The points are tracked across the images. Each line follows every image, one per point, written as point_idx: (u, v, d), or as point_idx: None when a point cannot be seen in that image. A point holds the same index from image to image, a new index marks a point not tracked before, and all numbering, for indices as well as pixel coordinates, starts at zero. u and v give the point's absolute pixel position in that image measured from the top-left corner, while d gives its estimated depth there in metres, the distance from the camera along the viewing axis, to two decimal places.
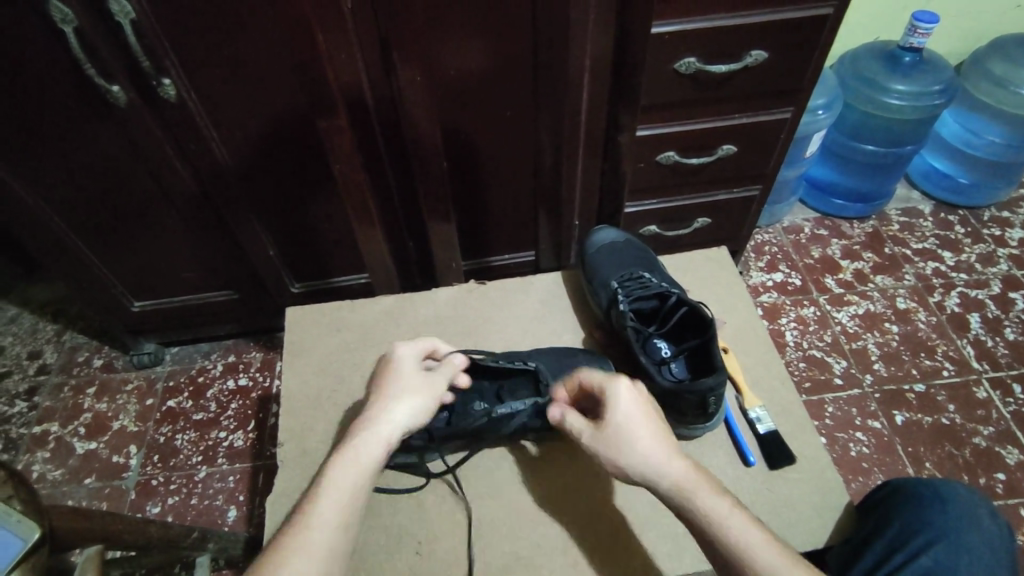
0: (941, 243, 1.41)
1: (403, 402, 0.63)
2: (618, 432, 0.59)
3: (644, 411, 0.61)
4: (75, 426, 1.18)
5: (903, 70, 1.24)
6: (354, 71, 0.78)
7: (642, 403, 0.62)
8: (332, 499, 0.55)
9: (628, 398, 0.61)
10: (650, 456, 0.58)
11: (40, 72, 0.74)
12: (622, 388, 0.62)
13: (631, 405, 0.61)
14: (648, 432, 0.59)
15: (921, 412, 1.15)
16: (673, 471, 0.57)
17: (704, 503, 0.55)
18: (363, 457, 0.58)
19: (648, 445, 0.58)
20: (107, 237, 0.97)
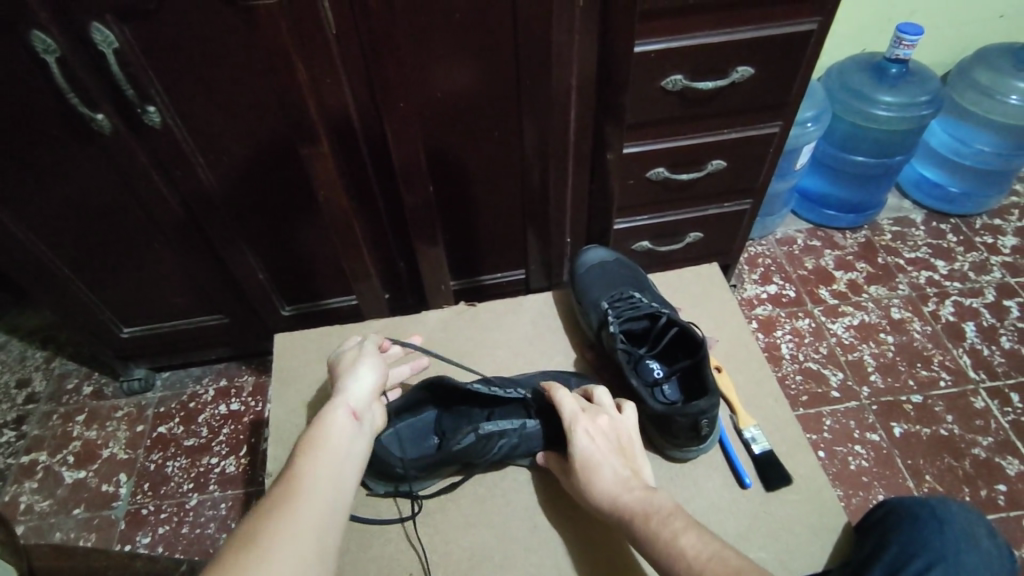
0: (934, 252, 1.41)
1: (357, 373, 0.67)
2: (582, 471, 0.61)
3: (610, 445, 0.62)
4: (64, 455, 1.16)
5: (890, 81, 1.24)
6: (340, 94, 0.77)
7: (605, 440, 0.63)
8: (314, 459, 0.54)
9: (587, 436, 0.62)
10: (610, 491, 0.58)
11: (22, 102, 0.73)
12: (580, 425, 0.63)
13: (591, 442, 0.62)
14: (607, 466, 0.60)
15: (919, 424, 1.14)
16: (630, 502, 0.57)
17: (650, 529, 0.54)
18: (333, 419, 0.59)
19: (609, 481, 0.59)
20: (94, 264, 0.97)
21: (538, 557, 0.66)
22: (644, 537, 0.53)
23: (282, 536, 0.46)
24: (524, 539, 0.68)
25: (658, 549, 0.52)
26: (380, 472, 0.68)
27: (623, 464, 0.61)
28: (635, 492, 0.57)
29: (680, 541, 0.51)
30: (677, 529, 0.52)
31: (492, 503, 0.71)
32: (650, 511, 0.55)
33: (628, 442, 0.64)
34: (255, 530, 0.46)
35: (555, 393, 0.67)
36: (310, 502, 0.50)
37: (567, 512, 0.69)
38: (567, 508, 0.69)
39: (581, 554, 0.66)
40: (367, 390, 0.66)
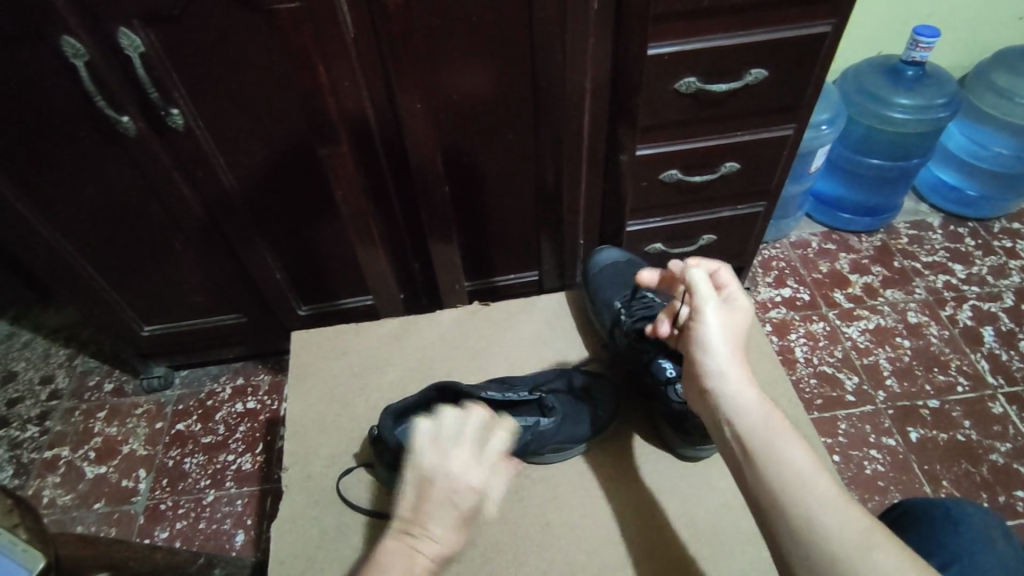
0: (951, 255, 1.39)
1: (455, 484, 0.56)
2: (728, 327, 0.58)
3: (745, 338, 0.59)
4: (85, 451, 1.19)
5: (907, 84, 1.23)
6: (358, 97, 0.79)
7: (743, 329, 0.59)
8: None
9: (732, 316, 0.59)
10: (738, 379, 0.54)
11: (50, 105, 0.76)
12: (738, 309, 0.60)
13: (734, 324, 0.58)
14: (737, 360, 0.55)
15: (936, 429, 1.13)
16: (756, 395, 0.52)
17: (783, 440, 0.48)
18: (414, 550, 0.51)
19: (736, 366, 0.55)
20: (117, 263, 0.99)
21: (549, 556, 0.66)
22: (775, 439, 0.48)
23: None
24: (537, 535, 0.67)
25: (785, 472, 0.46)
26: (393, 464, 0.68)
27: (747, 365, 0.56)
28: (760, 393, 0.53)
29: (818, 474, 0.46)
30: (810, 464, 0.47)
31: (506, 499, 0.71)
32: (774, 420, 0.50)
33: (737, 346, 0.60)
34: None
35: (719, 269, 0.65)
36: None
37: (579, 509, 0.69)
38: (580, 506, 0.69)
39: (594, 552, 0.65)
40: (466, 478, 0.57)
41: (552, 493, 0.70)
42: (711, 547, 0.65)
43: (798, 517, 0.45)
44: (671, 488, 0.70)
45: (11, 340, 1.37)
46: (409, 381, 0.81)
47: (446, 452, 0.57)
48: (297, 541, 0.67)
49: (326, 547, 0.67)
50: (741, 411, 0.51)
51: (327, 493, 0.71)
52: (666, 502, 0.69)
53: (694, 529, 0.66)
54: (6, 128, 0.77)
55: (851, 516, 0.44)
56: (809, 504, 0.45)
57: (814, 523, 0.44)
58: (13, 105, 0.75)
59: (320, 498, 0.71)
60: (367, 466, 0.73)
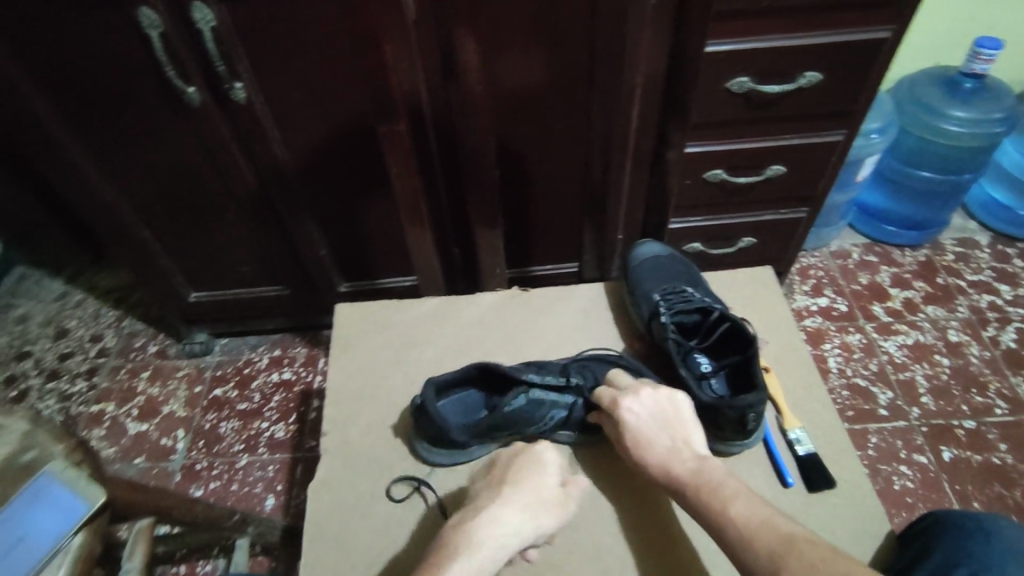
0: (999, 276, 1.36)
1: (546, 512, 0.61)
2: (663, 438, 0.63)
3: (656, 416, 0.65)
4: (129, 408, 1.24)
5: (963, 96, 1.20)
6: (413, 81, 0.81)
7: (652, 407, 0.66)
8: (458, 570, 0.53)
9: (631, 412, 0.66)
10: (665, 463, 0.61)
11: (124, 72, 0.79)
12: (624, 403, 0.66)
13: (640, 416, 0.65)
14: (659, 443, 0.63)
15: (970, 450, 1.11)
16: (685, 470, 0.60)
17: (718, 499, 0.56)
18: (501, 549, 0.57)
19: (660, 451, 0.62)
20: (172, 229, 1.03)
21: (576, 538, 0.66)
22: (712, 506, 0.56)
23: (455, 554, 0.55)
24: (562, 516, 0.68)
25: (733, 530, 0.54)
26: (429, 433, 0.70)
27: (672, 435, 0.63)
28: (688, 462, 0.60)
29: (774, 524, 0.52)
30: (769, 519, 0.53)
31: None
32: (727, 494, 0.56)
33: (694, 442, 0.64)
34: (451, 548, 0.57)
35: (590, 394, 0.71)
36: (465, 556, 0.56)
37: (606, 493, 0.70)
38: (607, 491, 0.70)
39: (621, 537, 0.66)
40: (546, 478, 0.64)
41: (580, 477, 0.71)
42: None
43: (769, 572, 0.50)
44: None
45: (65, 298, 1.44)
46: (445, 359, 0.83)
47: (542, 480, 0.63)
48: (331, 503, 0.70)
49: (359, 510, 0.69)
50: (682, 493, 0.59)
51: (362, 460, 0.73)
52: None
53: None
54: (82, 92, 0.81)
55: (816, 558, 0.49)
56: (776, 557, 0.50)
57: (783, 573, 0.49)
58: (90, 71, 0.79)
59: (355, 464, 0.73)
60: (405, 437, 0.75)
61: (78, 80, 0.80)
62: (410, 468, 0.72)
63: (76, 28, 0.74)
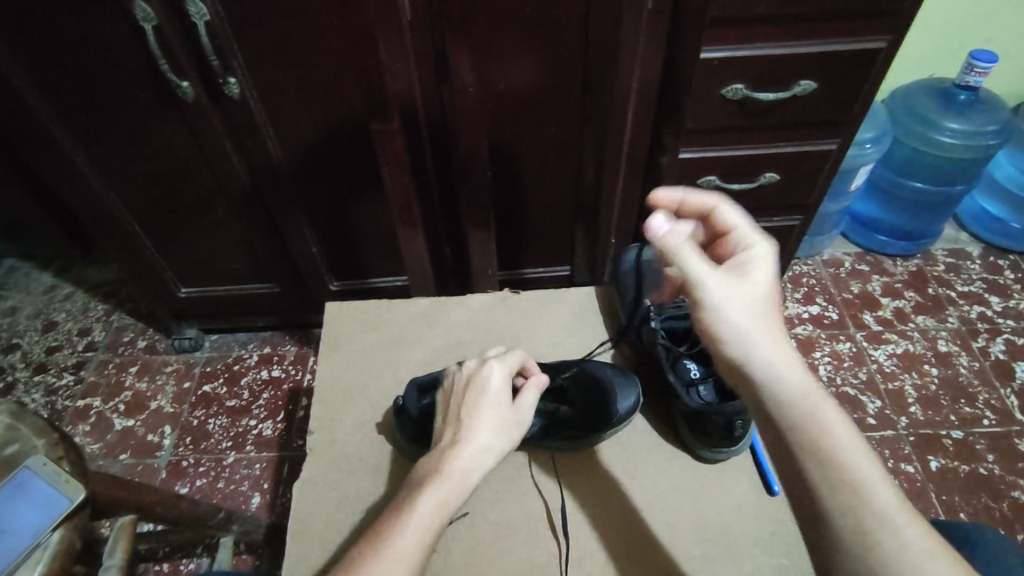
0: (989, 287, 1.37)
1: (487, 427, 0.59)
2: (757, 301, 0.49)
3: (775, 284, 0.51)
4: (116, 403, 1.23)
5: (957, 108, 1.21)
6: (409, 80, 0.81)
7: (777, 272, 0.52)
8: (406, 525, 0.51)
9: (767, 263, 0.52)
10: (772, 339, 0.47)
11: (117, 65, 0.79)
12: (766, 252, 0.53)
13: (771, 269, 0.52)
14: (770, 313, 0.49)
15: (957, 460, 1.11)
16: (795, 365, 0.46)
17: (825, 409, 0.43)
18: (449, 481, 0.55)
19: (763, 322, 0.48)
20: (163, 223, 1.02)
21: (560, 542, 0.66)
22: (811, 406, 0.43)
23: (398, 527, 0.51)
24: (548, 520, 0.68)
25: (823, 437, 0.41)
26: (412, 433, 0.70)
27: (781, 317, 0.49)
28: (800, 355, 0.46)
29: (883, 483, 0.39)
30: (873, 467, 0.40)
31: (522, 482, 0.71)
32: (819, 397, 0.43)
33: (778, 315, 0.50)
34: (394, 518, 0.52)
35: (721, 204, 0.55)
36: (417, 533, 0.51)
37: (592, 497, 0.69)
38: (594, 495, 0.69)
39: (605, 542, 0.66)
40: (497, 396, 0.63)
41: (568, 480, 0.71)
42: (721, 547, 0.65)
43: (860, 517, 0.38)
44: (686, 487, 0.70)
45: (54, 291, 1.43)
46: (435, 360, 0.82)
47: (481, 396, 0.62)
48: (316, 502, 0.69)
49: (344, 511, 0.69)
50: (769, 371, 0.45)
51: (349, 460, 0.73)
52: (679, 500, 0.69)
53: (705, 529, 0.66)
54: (72, 84, 0.81)
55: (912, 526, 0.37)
56: (880, 513, 0.38)
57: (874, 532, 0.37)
58: (81, 62, 0.78)
59: (342, 464, 0.73)
60: (392, 438, 0.74)
61: (69, 71, 0.79)
62: (395, 469, 0.72)
63: (68, 19, 0.74)
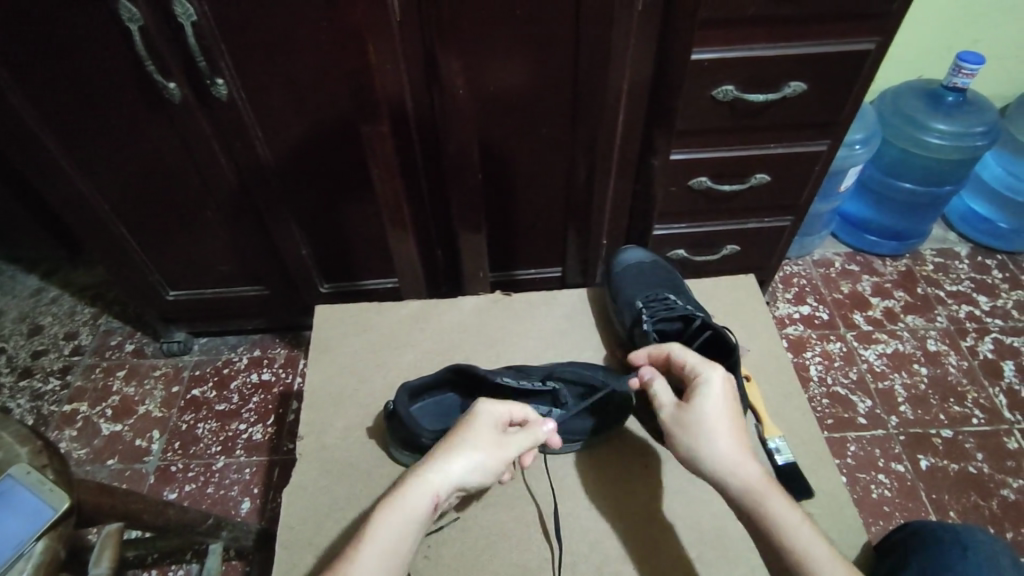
0: (977, 287, 1.38)
1: (461, 459, 0.58)
2: (716, 424, 0.59)
3: (733, 401, 0.61)
4: (103, 407, 1.21)
5: (946, 109, 1.22)
6: (398, 81, 0.80)
7: (733, 393, 0.62)
8: (372, 546, 0.53)
9: (718, 386, 0.61)
10: (736, 461, 0.57)
11: (102, 66, 0.77)
12: (717, 375, 0.62)
13: (724, 394, 0.61)
14: (728, 429, 0.59)
15: (947, 459, 1.12)
16: (759, 483, 0.56)
17: (789, 524, 0.53)
18: (413, 505, 0.55)
19: (727, 443, 0.58)
20: (150, 226, 1.01)
21: (554, 546, 0.66)
22: (781, 528, 0.53)
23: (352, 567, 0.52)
24: (542, 525, 0.67)
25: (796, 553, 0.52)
26: (403, 438, 0.69)
27: (742, 430, 0.60)
28: (761, 470, 0.56)
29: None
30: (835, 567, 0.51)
31: (514, 486, 0.70)
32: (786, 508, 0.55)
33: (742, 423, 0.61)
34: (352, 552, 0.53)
35: (675, 351, 0.67)
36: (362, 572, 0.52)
37: (585, 501, 0.69)
38: (587, 499, 0.69)
39: (600, 545, 0.66)
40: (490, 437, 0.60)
41: (561, 484, 0.71)
42: (715, 550, 0.65)
43: None
44: (679, 490, 0.70)
45: (40, 295, 1.41)
46: (426, 363, 0.82)
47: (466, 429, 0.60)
48: (306, 508, 0.69)
49: (334, 516, 0.68)
50: (742, 499, 0.56)
51: (340, 466, 0.72)
52: (672, 503, 0.69)
53: (698, 532, 0.66)
54: (57, 86, 0.80)
55: None
56: None
57: None
58: (66, 63, 0.77)
59: (333, 469, 0.72)
60: (383, 442, 0.74)
61: (54, 73, 0.78)
62: (388, 474, 0.71)
63: (52, 20, 0.73)
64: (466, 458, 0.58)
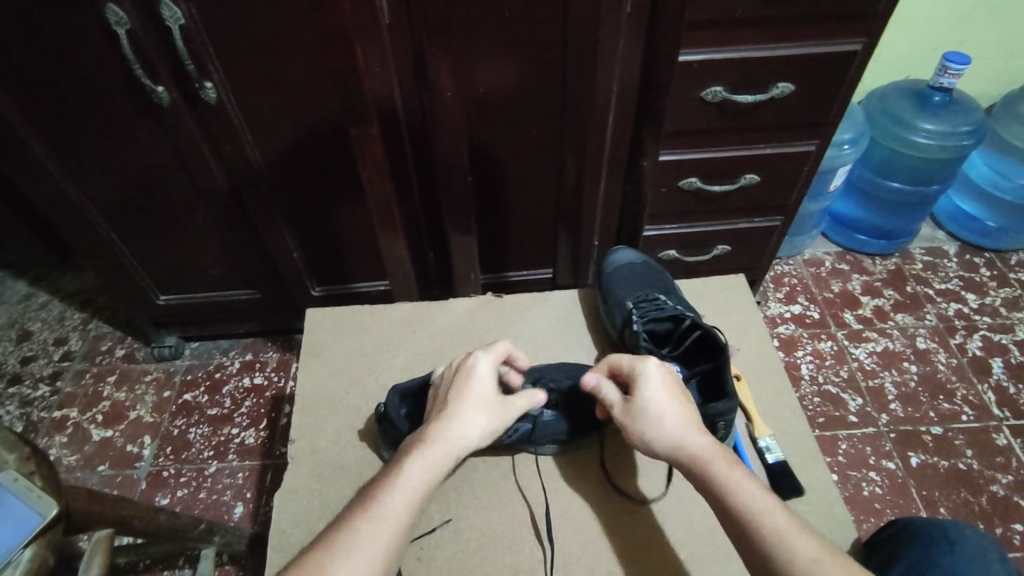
0: (965, 284, 1.39)
1: (472, 419, 0.62)
2: (659, 404, 0.61)
3: (672, 384, 0.64)
4: (94, 413, 1.21)
5: (932, 109, 1.23)
6: (388, 83, 0.80)
7: (671, 381, 0.65)
8: (402, 495, 0.55)
9: (657, 375, 0.64)
10: (681, 435, 0.59)
11: (90, 69, 0.77)
12: (651, 365, 0.65)
13: (663, 382, 0.64)
14: (676, 410, 0.61)
15: (938, 456, 1.13)
16: (704, 449, 0.58)
17: (732, 480, 0.55)
18: (431, 472, 0.57)
19: (674, 422, 0.60)
20: (139, 230, 1.00)
21: (547, 547, 0.66)
22: (724, 484, 0.55)
23: (359, 536, 0.52)
24: (535, 526, 0.67)
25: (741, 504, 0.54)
26: (394, 440, 0.70)
27: (690, 411, 0.63)
28: (704, 436, 0.59)
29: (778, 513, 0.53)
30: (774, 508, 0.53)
31: (506, 488, 0.70)
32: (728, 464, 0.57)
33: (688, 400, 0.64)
34: (349, 526, 0.53)
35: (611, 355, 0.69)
36: (374, 544, 0.52)
37: (576, 502, 0.69)
38: (579, 499, 0.69)
39: (591, 545, 0.66)
40: (490, 396, 0.64)
41: (553, 485, 0.71)
42: (705, 549, 0.65)
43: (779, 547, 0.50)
44: (670, 490, 0.70)
45: (29, 300, 1.40)
46: (418, 366, 0.82)
47: (470, 393, 0.64)
48: (298, 513, 0.68)
49: (326, 520, 0.68)
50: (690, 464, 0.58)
51: (332, 469, 0.72)
52: (664, 502, 0.69)
53: (689, 531, 0.67)
54: (44, 90, 0.79)
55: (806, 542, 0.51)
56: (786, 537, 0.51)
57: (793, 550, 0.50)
58: (53, 67, 0.77)
59: (325, 473, 0.72)
60: (375, 444, 0.74)
61: (42, 76, 0.78)
62: (380, 477, 0.71)
63: (38, 23, 0.72)
64: (471, 425, 0.61)
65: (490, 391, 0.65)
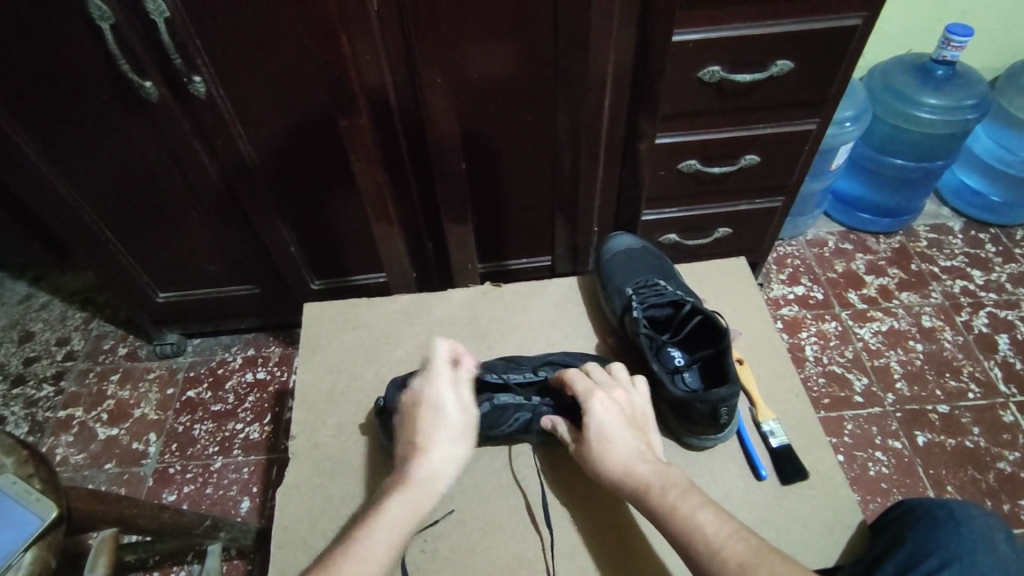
0: (970, 261, 1.37)
1: (449, 438, 0.61)
2: (606, 433, 0.62)
3: (619, 411, 0.64)
4: (98, 412, 1.21)
5: (936, 83, 1.20)
6: (379, 71, 0.79)
7: (618, 409, 0.65)
8: (394, 522, 0.56)
9: (600, 408, 0.64)
10: (623, 463, 0.60)
11: (76, 67, 0.76)
12: (595, 397, 0.65)
13: (607, 413, 0.64)
14: (621, 440, 0.62)
15: (944, 434, 1.12)
16: (645, 473, 0.59)
17: (666, 503, 0.56)
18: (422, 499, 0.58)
19: (620, 452, 0.61)
20: (134, 227, 1.00)
21: (545, 537, 0.65)
22: (662, 509, 0.56)
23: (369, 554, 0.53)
24: (538, 515, 0.67)
25: (677, 520, 0.54)
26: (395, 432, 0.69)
27: (638, 438, 0.63)
28: (648, 466, 0.60)
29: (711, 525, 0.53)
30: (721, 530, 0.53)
31: (509, 477, 0.70)
32: (670, 485, 0.57)
33: (640, 422, 0.66)
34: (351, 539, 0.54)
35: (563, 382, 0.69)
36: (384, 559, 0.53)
37: (575, 491, 0.68)
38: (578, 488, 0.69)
39: (587, 536, 0.65)
40: (450, 407, 0.63)
41: (555, 471, 0.70)
42: None
43: (708, 556, 0.52)
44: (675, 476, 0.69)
45: (30, 301, 1.40)
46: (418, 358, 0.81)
47: (440, 416, 0.62)
48: (301, 509, 0.68)
49: (328, 515, 0.68)
50: (634, 496, 0.59)
51: (333, 465, 0.72)
52: None
53: None
54: (36, 94, 0.79)
55: (741, 546, 0.51)
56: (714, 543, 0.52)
57: (721, 556, 0.51)
58: (45, 76, 0.77)
59: (326, 468, 0.72)
60: (376, 438, 0.73)
61: (34, 84, 0.78)
62: (382, 470, 0.71)
63: (24, 8, 0.70)
64: (446, 445, 0.61)
65: (449, 405, 0.63)
